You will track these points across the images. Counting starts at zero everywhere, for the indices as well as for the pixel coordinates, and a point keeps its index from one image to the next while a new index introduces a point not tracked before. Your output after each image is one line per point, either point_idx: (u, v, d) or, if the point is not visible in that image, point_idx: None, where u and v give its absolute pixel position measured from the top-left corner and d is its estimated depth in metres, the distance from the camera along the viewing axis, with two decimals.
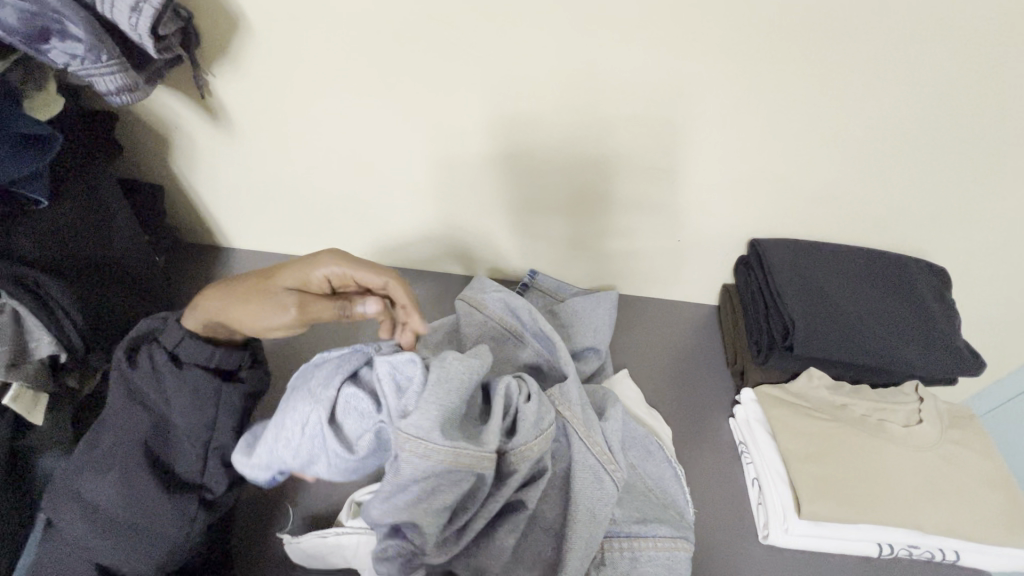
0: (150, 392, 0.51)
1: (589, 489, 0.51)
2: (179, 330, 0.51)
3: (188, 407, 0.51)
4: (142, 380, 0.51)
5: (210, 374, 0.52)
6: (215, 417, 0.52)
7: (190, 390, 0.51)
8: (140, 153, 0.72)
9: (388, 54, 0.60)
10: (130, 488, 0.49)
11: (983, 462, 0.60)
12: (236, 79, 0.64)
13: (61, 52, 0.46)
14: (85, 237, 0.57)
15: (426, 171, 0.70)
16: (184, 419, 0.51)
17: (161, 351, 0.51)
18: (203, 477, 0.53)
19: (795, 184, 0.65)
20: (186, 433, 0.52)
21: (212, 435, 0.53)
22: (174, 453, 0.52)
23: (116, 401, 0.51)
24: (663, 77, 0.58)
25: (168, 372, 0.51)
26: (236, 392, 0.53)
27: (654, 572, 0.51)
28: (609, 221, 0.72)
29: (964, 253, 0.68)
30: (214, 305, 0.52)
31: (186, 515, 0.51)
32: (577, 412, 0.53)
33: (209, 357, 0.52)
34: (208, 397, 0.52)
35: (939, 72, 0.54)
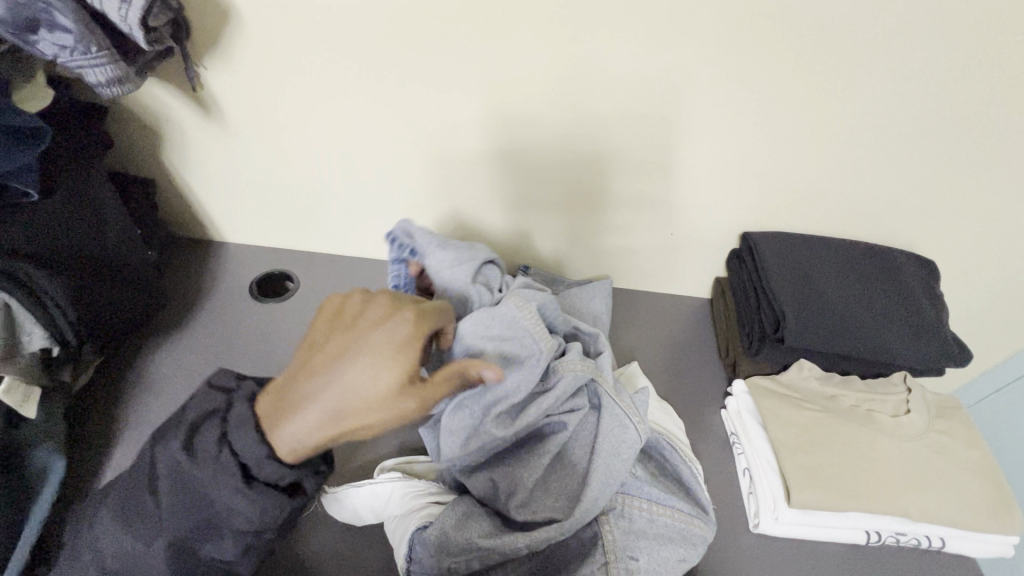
0: (204, 490, 0.42)
1: (611, 438, 0.52)
2: (259, 438, 0.42)
3: (236, 516, 0.42)
4: (197, 474, 0.42)
5: (271, 491, 0.42)
6: (263, 530, 0.43)
7: (245, 500, 0.42)
8: (131, 147, 0.71)
9: (380, 48, 0.60)
10: (154, 568, 0.44)
11: (969, 450, 0.61)
12: (227, 72, 0.63)
13: (50, 43, 0.46)
14: (77, 231, 0.57)
15: (420, 165, 0.70)
16: (223, 521, 0.42)
17: (229, 452, 0.42)
18: (232, 568, 0.45)
19: (787, 177, 0.65)
20: (228, 536, 0.43)
21: (250, 546, 0.43)
22: (212, 548, 0.44)
23: (161, 472, 0.44)
24: (655, 71, 0.58)
25: (226, 478, 0.42)
26: (297, 505, 0.43)
27: (671, 537, 0.52)
28: (602, 215, 0.72)
29: (951, 246, 0.68)
30: (314, 420, 0.42)
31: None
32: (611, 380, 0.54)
33: (280, 476, 0.42)
34: (259, 514, 0.42)
35: (926, 65, 0.54)
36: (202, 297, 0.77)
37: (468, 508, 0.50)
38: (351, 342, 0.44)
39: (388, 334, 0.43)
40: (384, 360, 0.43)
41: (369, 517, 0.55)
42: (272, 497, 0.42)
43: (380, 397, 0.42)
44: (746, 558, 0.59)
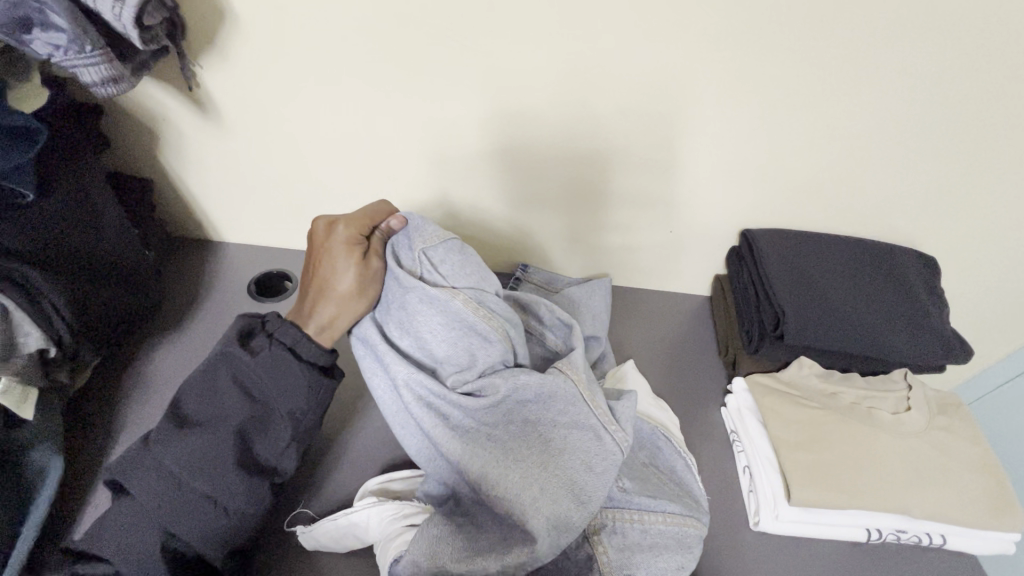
0: (260, 375, 0.51)
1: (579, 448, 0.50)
2: (297, 331, 0.53)
3: (290, 391, 0.52)
4: (257, 365, 0.51)
5: (316, 370, 0.54)
6: (309, 406, 0.53)
7: (297, 375, 0.52)
8: (128, 147, 0.71)
9: (376, 46, 0.59)
10: (208, 463, 0.48)
11: (969, 447, 0.61)
12: (223, 71, 0.63)
13: (44, 42, 0.45)
14: (73, 231, 0.57)
15: (418, 164, 0.70)
16: (280, 403, 0.52)
17: (280, 343, 0.53)
18: (278, 461, 0.52)
19: (787, 174, 0.65)
20: (281, 417, 0.52)
21: (298, 426, 0.53)
22: (263, 436, 0.51)
23: (217, 373, 0.52)
24: (653, 67, 0.57)
25: (281, 358, 0.52)
26: (331, 388, 0.55)
27: (665, 544, 0.51)
28: (601, 212, 0.72)
29: (952, 242, 0.68)
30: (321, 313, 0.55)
31: (255, 495, 0.50)
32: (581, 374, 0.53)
33: (316, 355, 0.54)
34: (310, 388, 0.53)
35: (926, 61, 0.54)
36: (200, 297, 0.77)
37: (441, 532, 0.48)
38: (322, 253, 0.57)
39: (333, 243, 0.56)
40: (349, 257, 0.55)
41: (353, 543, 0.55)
42: (316, 374, 0.53)
43: (355, 289, 0.54)
44: (747, 557, 0.59)
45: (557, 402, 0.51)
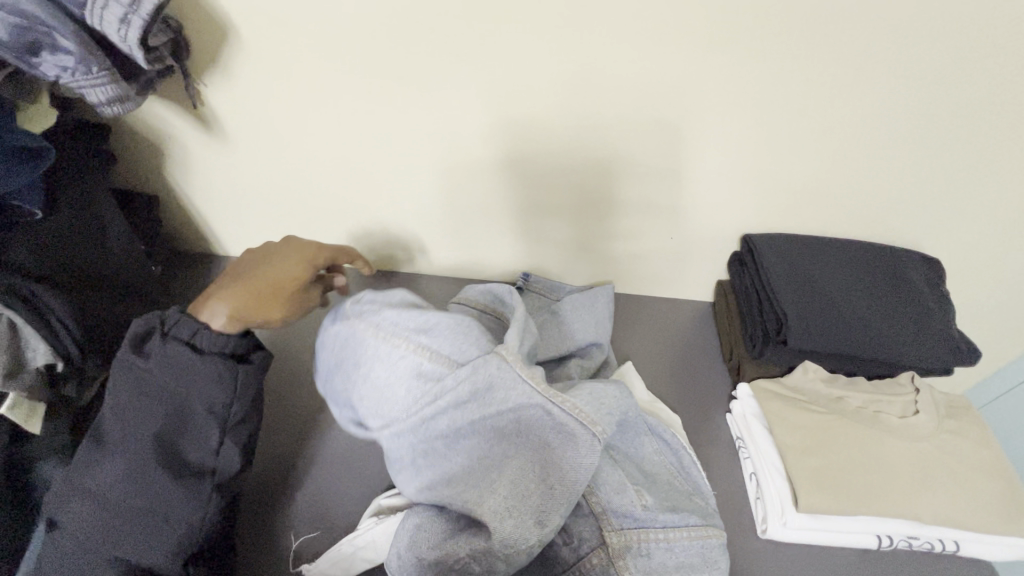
0: (164, 378, 0.52)
1: (540, 438, 0.50)
2: (195, 325, 0.52)
3: (202, 385, 0.52)
4: (155, 370, 0.52)
5: (218, 360, 0.52)
6: (230, 396, 0.53)
7: (204, 372, 0.51)
8: (134, 164, 0.73)
9: (375, 61, 0.61)
10: (138, 473, 0.49)
11: (980, 450, 0.60)
12: (227, 89, 0.64)
13: (52, 64, 0.47)
14: (80, 247, 0.58)
15: (419, 174, 0.71)
16: (196, 402, 0.52)
17: (176, 340, 0.52)
18: (216, 457, 0.52)
19: (786, 178, 0.65)
20: (204, 413, 0.52)
21: (222, 421, 0.52)
22: (190, 438, 0.52)
23: (122, 389, 0.51)
24: (648, 75, 0.58)
25: (179, 358, 0.51)
26: (249, 371, 0.54)
27: (691, 563, 0.51)
28: (601, 219, 0.72)
29: (957, 244, 0.68)
30: (234, 296, 0.54)
31: (195, 495, 0.50)
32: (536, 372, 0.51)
33: (225, 344, 0.53)
34: (222, 381, 0.52)
35: (922, 64, 0.54)
36: None
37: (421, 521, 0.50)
38: (282, 251, 0.59)
39: (294, 251, 0.60)
40: (295, 264, 0.58)
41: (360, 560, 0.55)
42: (224, 363, 0.52)
43: (280, 291, 0.56)
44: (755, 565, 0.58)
45: (502, 385, 0.50)
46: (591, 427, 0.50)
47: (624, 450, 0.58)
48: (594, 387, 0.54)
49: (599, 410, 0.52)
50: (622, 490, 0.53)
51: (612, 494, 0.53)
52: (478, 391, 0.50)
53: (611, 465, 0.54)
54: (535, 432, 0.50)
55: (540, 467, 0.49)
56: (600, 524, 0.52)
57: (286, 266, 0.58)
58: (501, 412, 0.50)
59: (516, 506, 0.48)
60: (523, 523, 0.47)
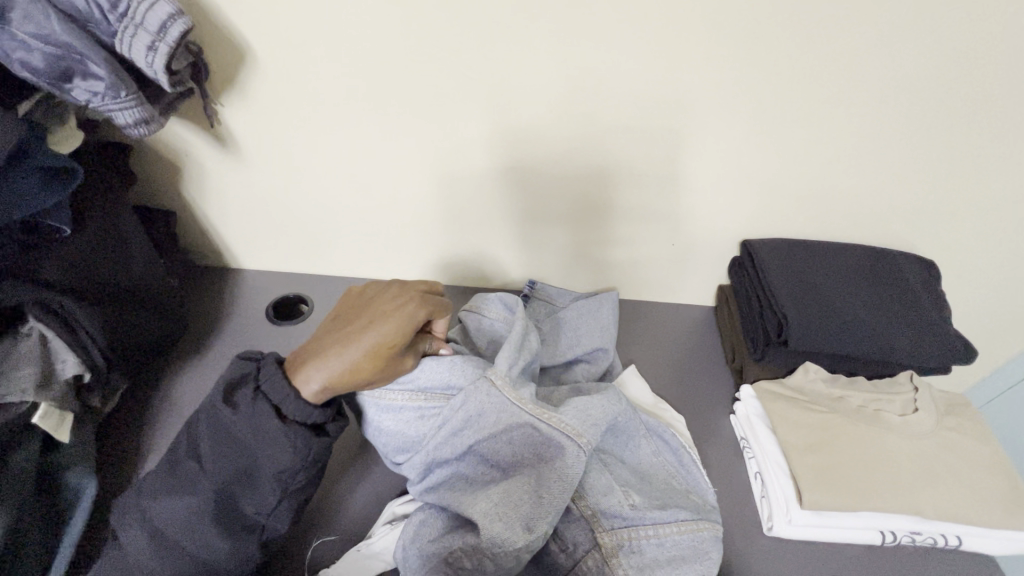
0: (244, 435, 0.49)
1: (532, 455, 0.53)
2: (287, 387, 0.49)
3: (274, 451, 0.48)
4: (238, 423, 0.49)
5: (300, 430, 0.49)
6: (298, 469, 0.49)
7: (280, 440, 0.48)
8: (152, 181, 0.75)
9: (388, 79, 0.63)
10: (196, 523, 0.48)
11: (979, 446, 0.62)
12: (244, 107, 0.67)
13: (83, 90, 0.49)
14: (106, 262, 0.60)
15: (429, 186, 0.73)
16: (266, 465, 0.49)
17: (265, 399, 0.49)
18: (267, 518, 0.50)
19: (783, 184, 0.67)
20: (267, 479, 0.49)
21: (286, 487, 0.50)
22: (250, 495, 0.49)
23: (202, 431, 0.50)
24: (649, 87, 0.61)
25: (263, 421, 0.48)
26: (324, 446, 0.50)
27: (682, 555, 0.52)
28: (605, 227, 0.74)
29: (950, 245, 0.70)
30: (333, 364, 0.50)
31: (242, 552, 0.49)
32: (525, 396, 0.54)
33: (309, 415, 0.49)
34: (298, 451, 0.49)
35: (908, 73, 0.57)
36: (220, 323, 0.79)
37: (427, 515, 0.53)
38: (371, 315, 0.53)
39: (403, 314, 0.53)
40: (387, 336, 0.51)
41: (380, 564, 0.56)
42: (303, 436, 0.49)
43: (379, 366, 0.51)
44: (763, 563, 0.59)
45: (493, 408, 0.53)
46: (576, 439, 0.52)
47: (616, 453, 0.60)
48: (580, 400, 0.56)
49: (584, 421, 0.54)
50: (610, 492, 0.54)
51: (600, 497, 0.54)
52: (474, 418, 0.53)
53: (599, 470, 0.56)
54: (529, 451, 0.53)
55: (533, 478, 0.51)
56: (590, 525, 0.53)
57: (383, 331, 0.51)
58: (493, 434, 0.53)
59: (507, 514, 0.49)
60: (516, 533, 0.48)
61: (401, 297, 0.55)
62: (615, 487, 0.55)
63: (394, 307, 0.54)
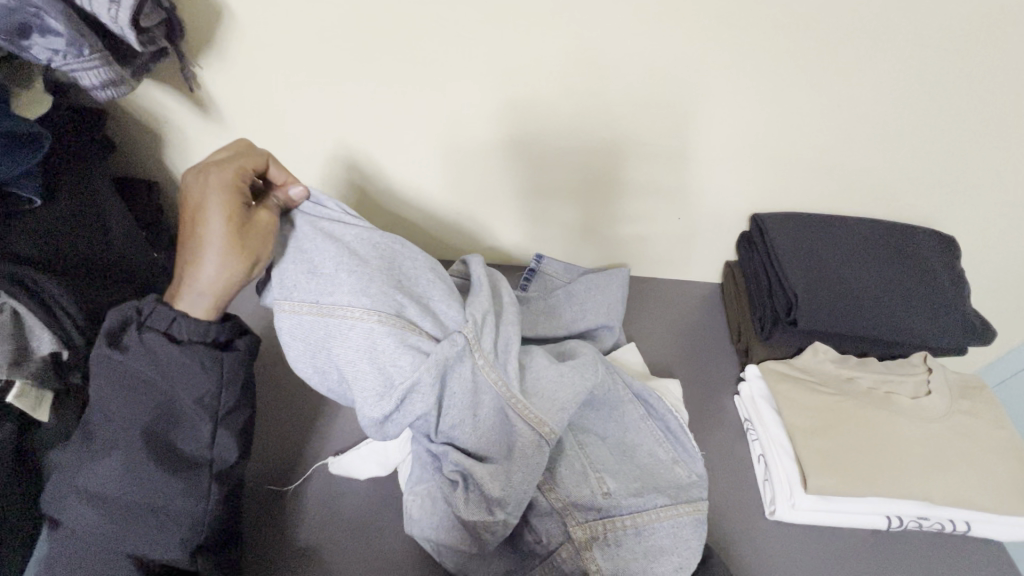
0: (147, 375, 0.47)
1: (504, 438, 0.51)
2: (170, 313, 0.48)
3: (188, 377, 0.47)
4: (134, 363, 0.47)
5: (200, 346, 0.48)
6: (220, 387, 0.48)
7: (187, 362, 0.47)
8: (132, 150, 0.72)
9: (374, 40, 0.59)
10: (132, 471, 0.46)
11: (993, 431, 0.59)
12: (222, 70, 0.63)
13: (43, 47, 0.45)
14: (82, 235, 0.58)
15: (421, 156, 0.69)
16: (182, 393, 0.47)
17: (153, 330, 0.47)
18: (211, 448, 0.48)
19: (797, 155, 0.63)
20: (191, 407, 0.48)
21: (216, 409, 0.48)
22: (180, 431, 0.48)
23: (104, 390, 0.47)
24: (653, 49, 0.56)
25: (160, 350, 0.47)
26: (236, 358, 0.49)
27: (661, 545, 0.50)
28: (606, 200, 0.71)
29: (973, 221, 0.66)
30: (209, 272, 0.48)
31: (196, 490, 0.47)
32: (509, 382, 0.51)
33: (205, 331, 0.48)
34: (208, 369, 0.48)
35: (940, 32, 0.52)
36: None
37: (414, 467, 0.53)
38: (195, 209, 0.49)
39: (217, 185, 0.48)
40: (215, 211, 0.48)
41: (375, 468, 0.59)
42: (207, 350, 0.48)
43: (230, 243, 0.47)
44: (765, 546, 0.58)
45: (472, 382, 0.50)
46: (540, 426, 0.51)
47: (596, 430, 0.58)
48: (552, 379, 0.55)
49: (552, 407, 0.52)
50: (585, 481, 0.53)
51: (573, 487, 0.53)
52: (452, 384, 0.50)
53: (573, 456, 0.54)
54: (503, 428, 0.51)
55: (506, 463, 0.50)
56: (562, 512, 0.52)
57: (206, 211, 0.48)
58: (472, 416, 0.50)
59: (475, 494, 0.50)
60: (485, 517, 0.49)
61: (191, 174, 0.50)
62: (591, 470, 0.54)
63: (199, 182, 0.49)
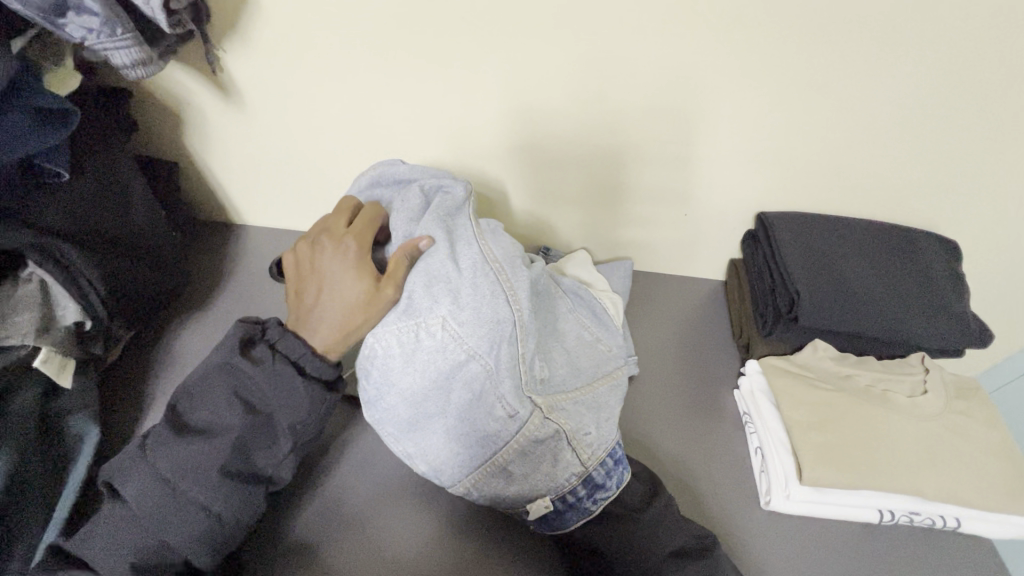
0: (262, 387, 0.51)
1: (451, 340, 0.49)
2: (302, 347, 0.53)
3: (291, 406, 0.51)
4: (256, 376, 0.51)
5: (319, 386, 0.53)
6: (311, 422, 0.53)
7: (300, 392, 0.52)
8: (154, 130, 0.73)
9: (394, 30, 0.60)
10: (210, 470, 0.49)
11: (985, 431, 0.61)
12: (245, 55, 0.64)
13: (78, 26, 0.47)
14: (109, 212, 0.59)
15: (434, 146, 0.71)
16: (281, 414, 0.51)
17: (284, 356, 0.52)
18: (275, 469, 0.52)
19: (805, 156, 0.64)
20: (282, 430, 0.52)
21: (297, 441, 0.52)
22: (263, 448, 0.51)
23: (216, 382, 0.52)
24: (669, 47, 0.57)
25: (283, 375, 0.52)
26: (335, 400, 0.55)
27: (535, 478, 0.52)
28: (615, 195, 0.72)
29: (975, 227, 0.67)
30: (330, 323, 0.53)
31: (249, 503, 0.50)
32: (482, 290, 0.50)
33: (322, 371, 0.53)
34: (312, 401, 0.52)
35: (951, 40, 0.52)
36: (220, 278, 0.79)
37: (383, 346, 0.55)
38: (321, 275, 0.55)
39: (341, 259, 0.54)
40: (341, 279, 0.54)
41: None
42: (320, 391, 0.53)
43: (360, 301, 0.52)
44: (758, 536, 0.59)
45: (436, 266, 0.51)
46: (474, 335, 0.49)
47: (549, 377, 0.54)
48: (516, 310, 0.51)
49: (505, 334, 0.50)
50: (513, 408, 0.50)
51: (494, 416, 0.50)
52: (437, 277, 0.50)
53: (512, 387, 0.49)
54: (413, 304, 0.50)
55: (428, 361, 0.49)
56: (520, 372, 0.50)
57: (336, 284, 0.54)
58: (432, 304, 0.49)
59: (399, 378, 0.50)
60: (475, 423, 0.50)
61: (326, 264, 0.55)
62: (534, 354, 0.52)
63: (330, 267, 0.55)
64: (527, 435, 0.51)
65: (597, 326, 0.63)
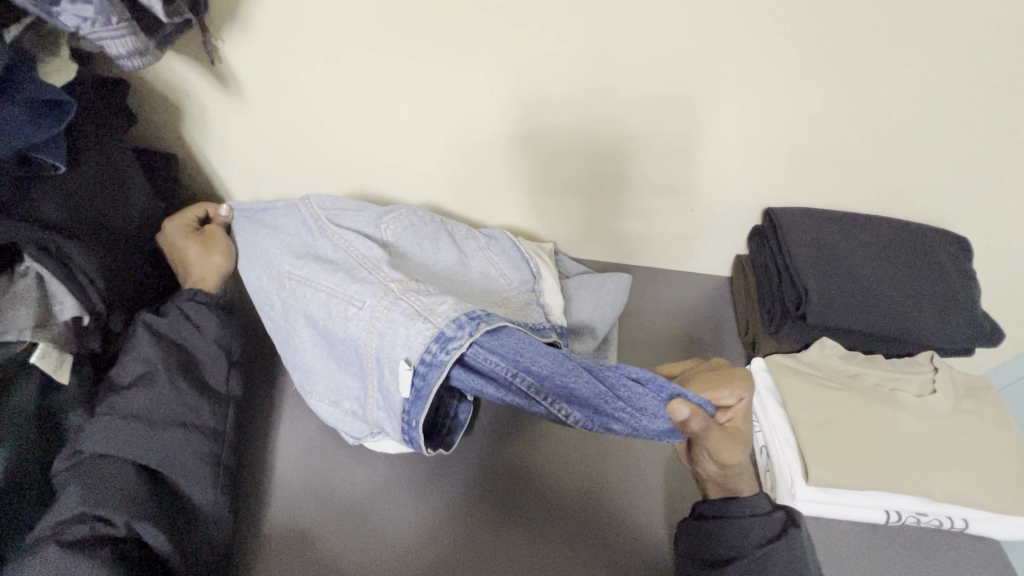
0: (174, 329, 0.59)
1: (320, 304, 0.56)
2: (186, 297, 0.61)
3: (212, 330, 0.61)
4: (168, 321, 0.59)
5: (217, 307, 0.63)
6: (231, 339, 0.62)
7: (212, 319, 0.61)
8: (152, 121, 0.72)
9: (397, 20, 0.58)
10: (166, 396, 0.55)
11: (994, 431, 0.60)
12: (245, 45, 0.63)
13: (72, 14, 0.45)
14: (102, 206, 0.59)
15: (436, 139, 0.69)
16: (202, 340, 0.60)
17: (183, 299, 0.61)
18: (225, 385, 0.60)
19: (815, 150, 0.63)
20: (211, 352, 0.60)
21: (227, 354, 0.61)
22: (204, 371, 0.59)
23: (136, 343, 0.57)
24: (677, 38, 0.55)
25: (195, 311, 0.61)
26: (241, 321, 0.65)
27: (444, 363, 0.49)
28: (618, 189, 0.71)
29: (989, 223, 0.65)
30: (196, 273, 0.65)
31: (215, 413, 0.57)
32: (324, 261, 0.59)
33: (209, 299, 0.62)
34: (222, 319, 0.62)
35: (972, 31, 0.51)
36: None
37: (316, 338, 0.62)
38: (180, 252, 0.65)
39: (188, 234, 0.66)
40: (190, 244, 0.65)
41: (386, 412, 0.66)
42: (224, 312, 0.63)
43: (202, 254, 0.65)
44: None
45: (263, 245, 0.63)
46: (332, 290, 0.56)
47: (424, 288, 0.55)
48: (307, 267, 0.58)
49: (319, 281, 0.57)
50: (388, 327, 0.52)
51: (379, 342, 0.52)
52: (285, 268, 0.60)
53: (377, 307, 0.53)
54: (275, 268, 0.61)
55: (317, 321, 0.57)
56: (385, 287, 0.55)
57: (184, 251, 0.65)
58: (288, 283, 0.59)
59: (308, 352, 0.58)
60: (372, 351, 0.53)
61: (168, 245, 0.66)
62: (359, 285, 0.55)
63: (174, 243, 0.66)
64: (403, 328, 0.51)
65: (504, 265, 0.68)
